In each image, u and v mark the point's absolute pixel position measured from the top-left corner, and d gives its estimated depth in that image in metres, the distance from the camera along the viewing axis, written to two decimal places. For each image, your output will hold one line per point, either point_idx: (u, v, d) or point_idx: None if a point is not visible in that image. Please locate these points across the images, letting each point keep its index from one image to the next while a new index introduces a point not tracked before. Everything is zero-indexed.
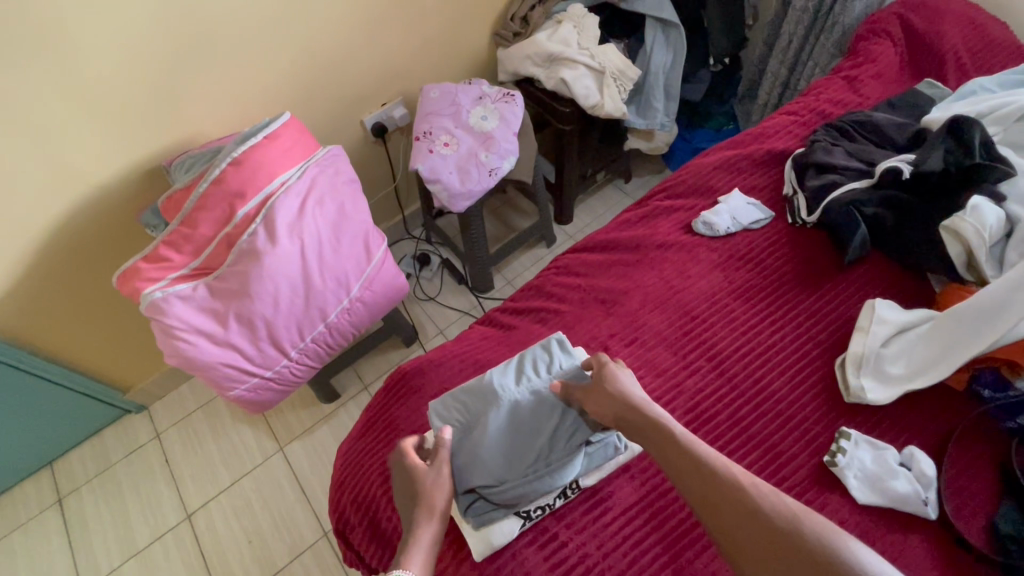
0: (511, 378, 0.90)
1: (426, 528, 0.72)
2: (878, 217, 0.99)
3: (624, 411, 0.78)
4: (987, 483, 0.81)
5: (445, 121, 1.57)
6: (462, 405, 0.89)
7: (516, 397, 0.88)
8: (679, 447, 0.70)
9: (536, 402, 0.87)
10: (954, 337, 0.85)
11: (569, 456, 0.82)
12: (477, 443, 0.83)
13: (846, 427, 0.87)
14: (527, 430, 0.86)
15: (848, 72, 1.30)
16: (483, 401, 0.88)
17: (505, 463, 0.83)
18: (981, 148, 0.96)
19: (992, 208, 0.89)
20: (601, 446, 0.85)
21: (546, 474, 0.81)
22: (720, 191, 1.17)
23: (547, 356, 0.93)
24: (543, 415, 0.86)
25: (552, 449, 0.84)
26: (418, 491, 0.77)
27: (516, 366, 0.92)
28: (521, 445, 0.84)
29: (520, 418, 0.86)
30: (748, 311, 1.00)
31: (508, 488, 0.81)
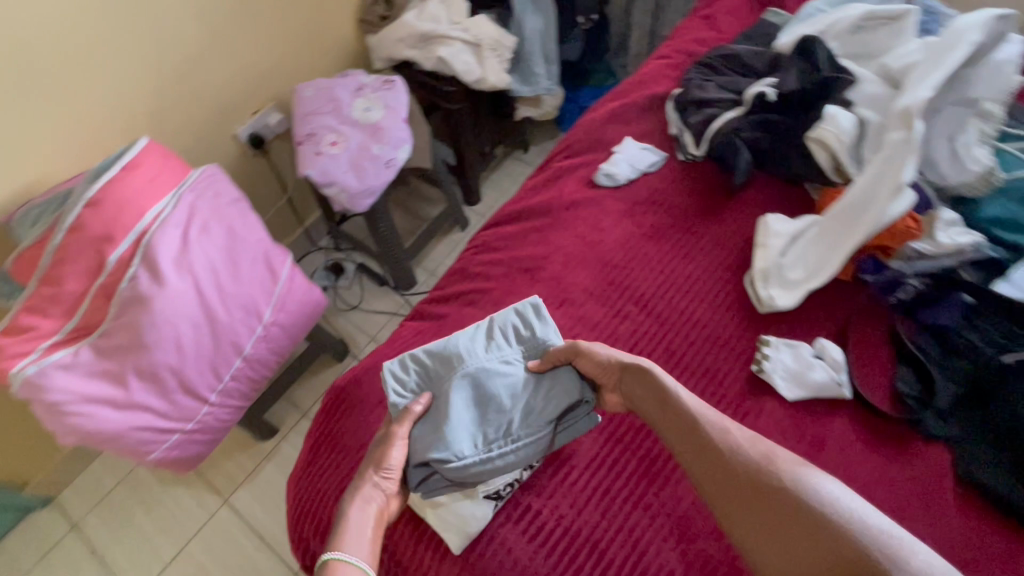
0: (481, 343, 0.88)
1: (362, 509, 0.72)
2: (756, 140, 1.08)
3: (626, 367, 0.79)
4: (885, 356, 0.93)
5: (327, 120, 1.48)
6: (425, 375, 0.86)
7: (483, 364, 0.85)
8: (667, 403, 0.74)
9: (506, 372, 0.84)
10: (838, 235, 0.95)
11: (534, 426, 0.81)
12: (439, 413, 0.80)
13: (765, 335, 0.95)
14: (490, 401, 0.82)
15: (704, 13, 1.39)
16: (447, 365, 0.85)
17: (463, 435, 0.79)
18: (827, 63, 1.06)
19: (845, 114, 0.98)
20: (573, 421, 0.83)
21: (510, 452, 0.79)
22: (614, 142, 1.20)
23: (520, 324, 0.90)
24: (510, 384, 0.83)
25: (515, 417, 0.81)
26: (368, 463, 0.78)
27: (486, 332, 0.90)
28: (482, 415, 0.82)
29: (486, 388, 0.83)
30: (661, 250, 1.05)
31: (467, 466, 0.77)
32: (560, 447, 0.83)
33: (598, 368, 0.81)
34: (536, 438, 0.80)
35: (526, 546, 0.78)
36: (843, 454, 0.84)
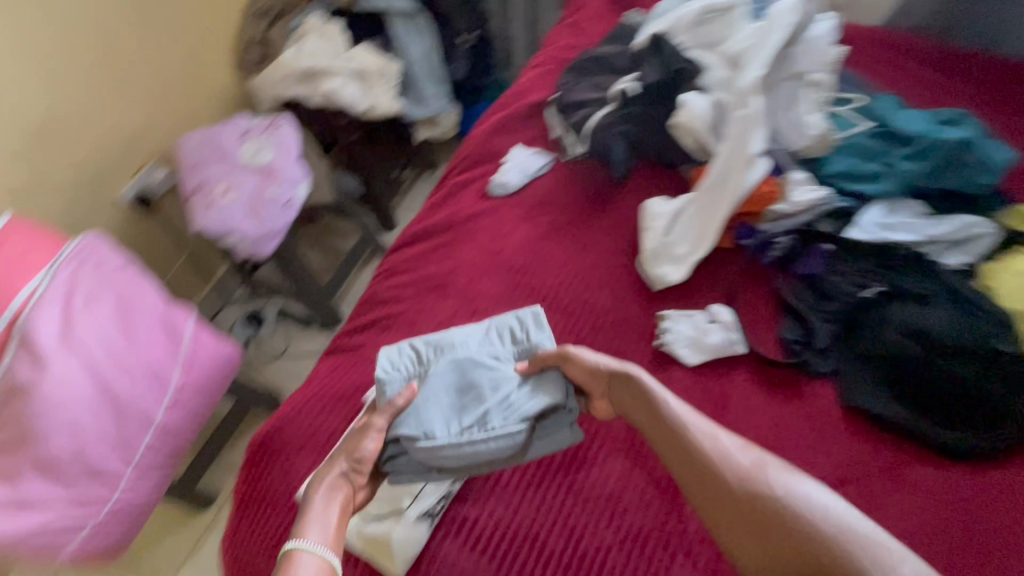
0: (477, 338, 0.90)
1: (328, 494, 0.74)
2: (629, 132, 1.15)
3: (617, 375, 0.81)
4: (770, 310, 1.02)
5: (215, 169, 1.44)
6: (414, 361, 0.89)
7: (470, 357, 0.86)
8: (657, 418, 0.75)
9: (494, 368, 0.85)
10: (710, 208, 1.05)
11: (507, 424, 0.80)
12: (419, 398, 0.83)
13: (662, 310, 1.01)
14: (469, 393, 0.83)
15: (570, 20, 1.47)
16: (440, 354, 0.88)
17: (434, 421, 0.81)
18: (677, 56, 1.17)
19: (698, 99, 1.08)
20: (554, 421, 0.83)
21: (479, 441, 0.79)
22: (503, 152, 1.25)
23: (519, 321, 0.92)
24: (494, 380, 0.83)
25: (490, 414, 0.81)
26: (343, 448, 0.80)
27: (485, 329, 0.92)
28: (458, 406, 0.83)
29: (469, 377, 0.84)
30: (560, 247, 1.10)
31: (436, 451, 0.79)
32: (535, 451, 0.82)
33: (585, 375, 0.83)
34: (507, 436, 0.79)
35: (468, 555, 0.79)
36: (746, 406, 0.92)
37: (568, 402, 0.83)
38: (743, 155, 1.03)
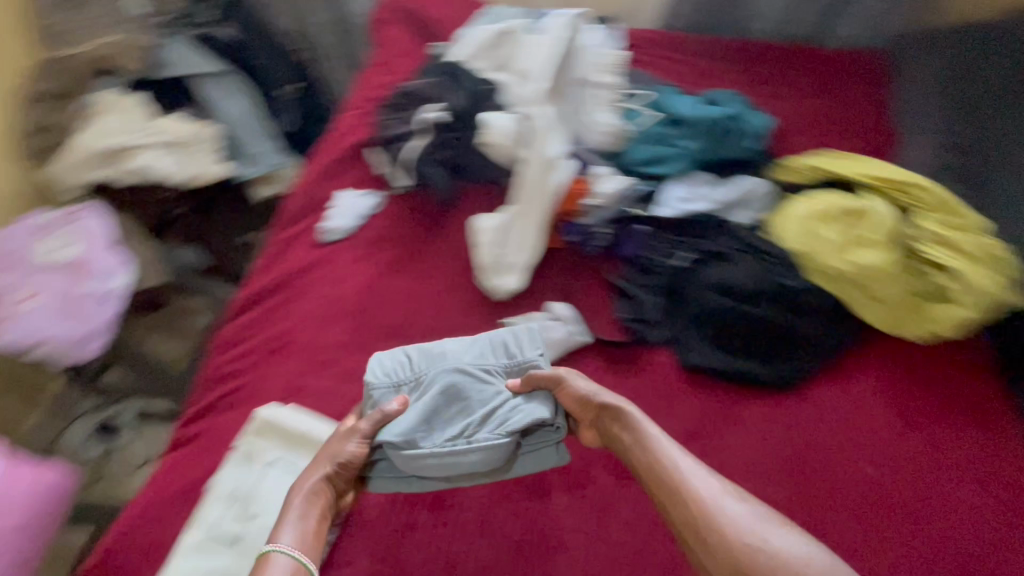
0: (468, 351, 0.93)
1: (307, 497, 0.79)
2: (450, 156, 1.19)
3: (613, 410, 0.80)
4: (604, 296, 1.11)
5: (9, 275, 1.27)
6: (408, 364, 0.91)
7: (468, 368, 0.90)
8: (656, 466, 0.72)
9: (484, 385, 0.89)
10: (529, 213, 1.09)
11: (493, 441, 0.85)
12: (406, 413, 0.86)
13: (507, 318, 1.06)
14: (463, 405, 0.88)
15: (380, 60, 1.50)
16: (432, 365, 0.91)
17: (425, 432, 0.85)
18: (475, 81, 1.23)
19: (499, 116, 1.12)
20: (539, 436, 0.89)
21: (461, 454, 0.84)
22: (329, 198, 1.23)
23: (513, 329, 0.95)
24: (484, 398, 0.88)
25: (477, 431, 0.85)
26: (329, 449, 0.84)
27: (478, 339, 0.95)
28: (449, 416, 0.87)
29: (459, 390, 0.88)
30: (400, 280, 1.10)
31: (416, 463, 0.84)
32: (518, 467, 0.89)
33: (577, 404, 0.85)
34: (490, 453, 0.85)
35: None
36: None
37: (556, 419, 0.87)
38: (543, 159, 1.10)
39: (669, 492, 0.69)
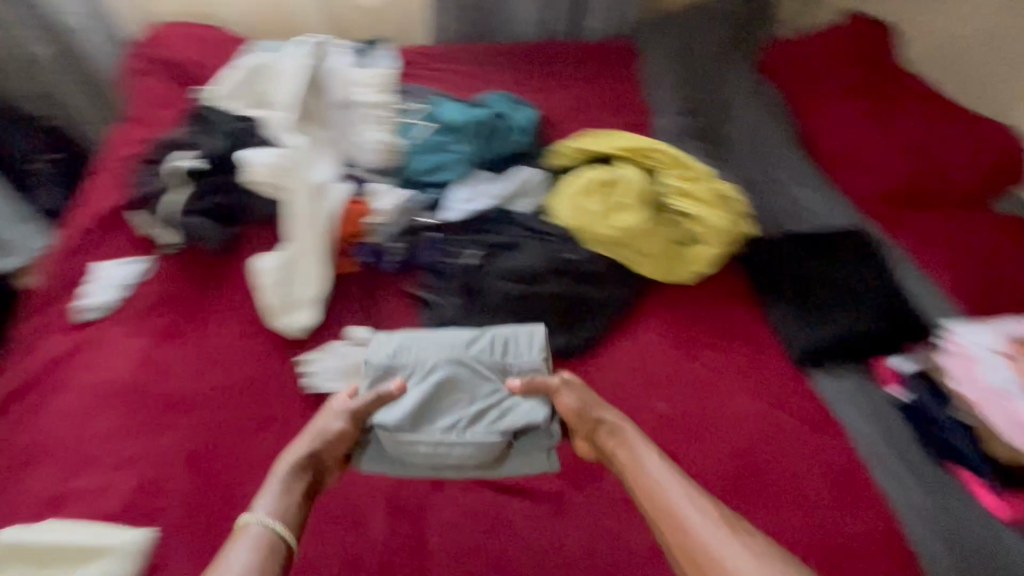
0: (470, 349, 0.97)
1: (286, 474, 0.82)
2: (218, 202, 1.12)
3: (612, 427, 0.87)
4: (408, 309, 1.11)
5: None
6: (410, 347, 0.97)
7: (467, 360, 0.95)
8: (653, 493, 0.80)
9: (481, 385, 0.94)
10: (307, 244, 1.06)
11: (484, 437, 0.90)
12: (401, 402, 0.91)
13: (302, 356, 1.01)
14: (459, 396, 0.93)
15: (134, 116, 1.37)
16: (433, 358, 0.96)
17: (420, 421, 0.91)
18: (231, 121, 1.18)
19: (253, 152, 1.07)
20: (532, 440, 0.94)
21: (447, 447, 0.89)
22: (82, 276, 1.10)
23: (506, 329, 1.00)
24: (480, 396, 0.93)
25: (470, 426, 0.91)
26: (315, 422, 0.89)
27: (484, 340, 0.98)
28: (444, 405, 0.93)
29: (457, 381, 0.94)
30: (178, 348, 1.00)
31: (402, 448, 0.90)
32: (508, 466, 0.92)
33: (577, 410, 0.90)
34: (478, 449, 0.89)
35: None
36: None
37: (550, 426, 0.93)
38: (307, 188, 1.07)
39: (665, 509, 0.78)
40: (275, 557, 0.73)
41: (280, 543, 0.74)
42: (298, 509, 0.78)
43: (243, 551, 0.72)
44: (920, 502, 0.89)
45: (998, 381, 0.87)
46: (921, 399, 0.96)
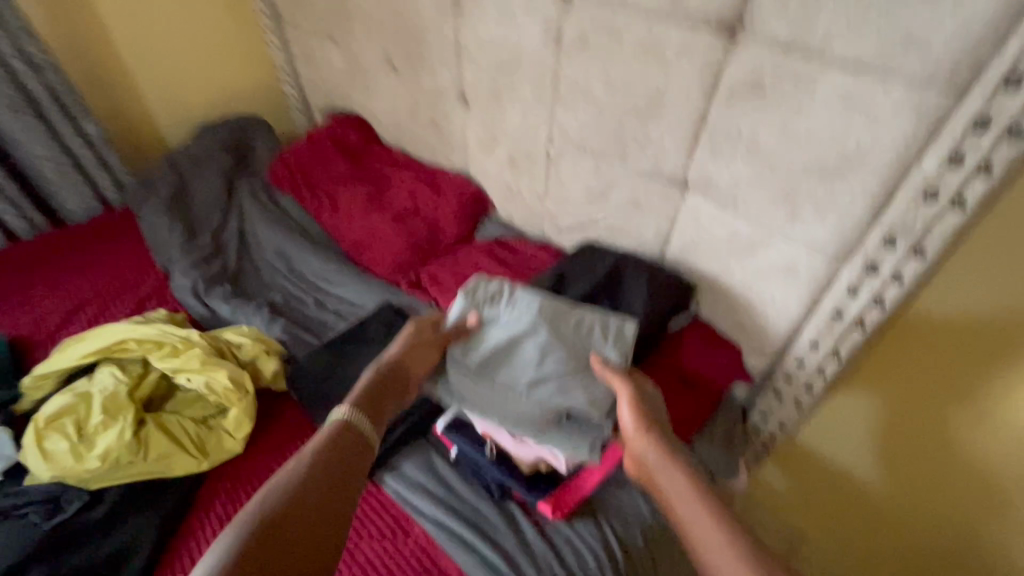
0: (563, 311, 0.95)
1: (368, 385, 0.85)
2: None
3: (656, 426, 0.83)
4: None
5: None
6: (501, 295, 0.98)
7: (550, 326, 0.92)
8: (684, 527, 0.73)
9: (558, 356, 0.90)
10: None
11: (529, 406, 0.89)
12: (474, 343, 0.94)
13: None
14: (528, 357, 0.91)
15: None
16: (530, 310, 0.94)
17: (481, 367, 0.92)
18: None
19: None
20: (586, 421, 0.90)
21: (497, 398, 0.91)
22: None
23: (602, 313, 0.96)
24: (550, 364, 0.89)
25: (529, 393, 0.89)
26: (417, 344, 0.91)
27: (584, 317, 0.95)
28: (511, 365, 0.92)
29: (543, 343, 0.90)
30: None
31: (459, 384, 0.92)
32: (552, 441, 0.89)
33: (649, 413, 0.84)
34: (522, 411, 0.90)
35: None
36: None
37: (594, 414, 0.87)
38: None
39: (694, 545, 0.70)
40: (344, 445, 0.77)
41: (357, 435, 0.79)
42: (375, 405, 0.84)
43: (329, 427, 0.79)
44: (489, 552, 0.87)
45: (481, 422, 0.94)
46: (460, 446, 0.96)
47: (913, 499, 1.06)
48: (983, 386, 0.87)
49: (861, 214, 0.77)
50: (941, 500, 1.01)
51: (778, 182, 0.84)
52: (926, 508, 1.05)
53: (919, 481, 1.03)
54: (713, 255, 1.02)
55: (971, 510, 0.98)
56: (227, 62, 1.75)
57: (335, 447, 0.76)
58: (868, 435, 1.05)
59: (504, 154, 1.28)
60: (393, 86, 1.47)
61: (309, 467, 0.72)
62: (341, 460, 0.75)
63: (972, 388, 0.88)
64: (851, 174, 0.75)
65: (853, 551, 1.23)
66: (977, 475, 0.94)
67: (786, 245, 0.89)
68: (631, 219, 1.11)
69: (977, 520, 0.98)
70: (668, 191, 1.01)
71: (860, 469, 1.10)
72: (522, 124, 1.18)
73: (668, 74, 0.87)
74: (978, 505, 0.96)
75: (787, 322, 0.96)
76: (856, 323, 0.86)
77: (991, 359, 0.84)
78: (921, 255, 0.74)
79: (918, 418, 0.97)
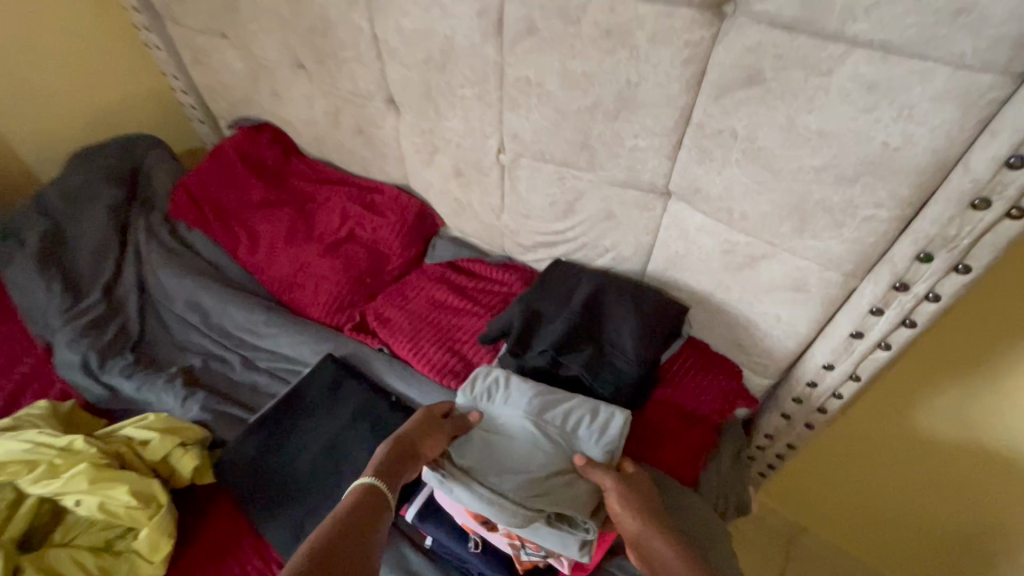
0: (552, 402, 0.82)
1: (380, 463, 0.74)
2: None
3: (651, 516, 0.73)
4: None
5: None
6: (498, 387, 0.86)
7: (536, 423, 0.80)
8: None
9: (543, 451, 0.78)
10: None
11: (515, 502, 0.72)
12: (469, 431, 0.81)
13: None
14: (521, 447, 0.79)
15: None
16: (522, 400, 0.82)
17: (472, 459, 0.77)
18: None
19: None
20: (574, 521, 0.76)
21: (483, 488, 0.74)
22: None
23: (592, 403, 0.82)
24: (539, 459, 0.77)
25: (518, 492, 0.73)
26: (421, 428, 0.78)
27: (575, 408, 0.82)
28: (501, 458, 0.78)
29: (532, 436, 0.79)
30: None
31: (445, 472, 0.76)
32: (538, 537, 0.74)
33: (646, 509, 0.73)
34: (504, 503, 0.72)
35: None
36: None
37: (579, 516, 0.74)
38: None
39: None
40: (365, 511, 0.69)
41: (378, 506, 0.71)
42: (397, 472, 0.74)
43: (352, 492, 0.71)
44: None
45: (461, 512, 0.79)
46: (435, 537, 0.81)
47: (928, 493, 1.02)
48: (1000, 380, 0.81)
49: (888, 224, 0.64)
50: (954, 491, 0.98)
51: (782, 190, 0.70)
52: (974, 500, 0.97)
53: (961, 484, 0.97)
54: (704, 270, 0.87)
55: (985, 497, 0.95)
56: (100, 69, 1.44)
57: (357, 514, 0.69)
58: (899, 455, 1.01)
59: (448, 164, 1.09)
60: (305, 89, 1.23)
61: (330, 534, 0.65)
62: (363, 528, 0.68)
63: (969, 387, 0.84)
64: (877, 177, 0.62)
65: (912, 557, 1.15)
66: (996, 464, 0.90)
67: (794, 259, 0.75)
68: (606, 232, 0.94)
69: (990, 505, 0.96)
70: (647, 201, 0.85)
71: (891, 485, 1.07)
72: (466, 130, 0.99)
73: (641, 64, 0.70)
74: (995, 492, 0.93)
75: (794, 342, 0.84)
76: (881, 345, 0.74)
77: (987, 359, 0.80)
78: (964, 272, 0.62)
79: (930, 424, 0.93)
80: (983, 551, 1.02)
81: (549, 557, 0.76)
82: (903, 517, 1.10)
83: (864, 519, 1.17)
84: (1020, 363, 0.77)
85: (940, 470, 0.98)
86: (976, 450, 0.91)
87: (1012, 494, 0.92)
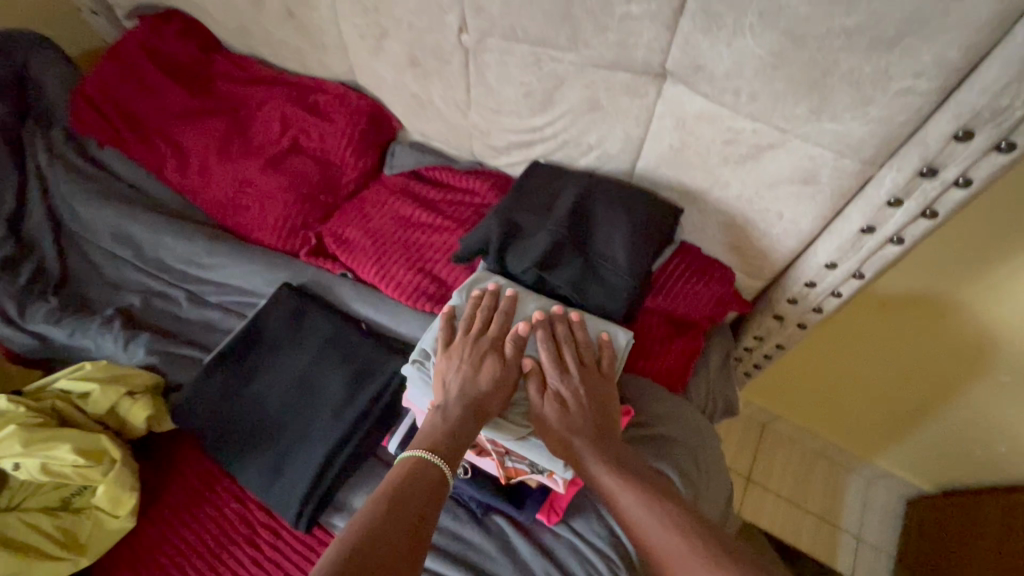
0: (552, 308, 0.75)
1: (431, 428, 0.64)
2: None
3: (594, 434, 0.65)
4: None
5: None
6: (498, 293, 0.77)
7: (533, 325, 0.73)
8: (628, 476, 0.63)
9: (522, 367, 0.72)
10: None
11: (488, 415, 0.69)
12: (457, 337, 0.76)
13: None
14: None
15: None
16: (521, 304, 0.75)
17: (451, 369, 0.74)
18: None
19: None
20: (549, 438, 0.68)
21: None
22: None
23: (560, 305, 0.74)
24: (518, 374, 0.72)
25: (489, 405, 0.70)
26: (480, 374, 0.68)
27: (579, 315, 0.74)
28: None
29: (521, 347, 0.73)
30: None
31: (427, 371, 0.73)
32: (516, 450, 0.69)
33: (605, 399, 0.69)
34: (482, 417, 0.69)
35: None
36: None
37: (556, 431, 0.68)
38: None
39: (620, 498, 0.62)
40: (422, 489, 0.59)
41: (433, 486, 0.60)
42: (459, 435, 0.63)
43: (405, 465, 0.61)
44: None
45: None
46: None
47: (894, 386, 1.09)
48: (993, 272, 0.80)
49: (925, 97, 0.55)
50: (916, 379, 1.05)
51: (802, 61, 0.59)
52: (933, 388, 1.04)
53: (924, 375, 1.03)
54: (701, 165, 0.76)
55: (946, 382, 1.02)
56: None
57: (413, 493, 0.58)
58: (874, 353, 1.04)
59: (400, 51, 0.91)
60: None
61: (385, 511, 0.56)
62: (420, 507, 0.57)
63: (954, 288, 0.85)
64: (923, 36, 0.52)
65: (870, 443, 1.25)
66: (970, 351, 0.93)
67: (806, 146, 0.66)
68: (590, 125, 0.81)
69: (947, 389, 1.03)
70: (638, 84, 0.73)
71: (862, 382, 1.12)
72: (420, 6, 0.81)
73: None
74: (958, 376, 0.99)
75: (795, 241, 0.77)
76: (893, 239, 0.69)
77: (979, 259, 0.80)
78: (1006, 151, 0.56)
79: (910, 324, 0.95)
80: (936, 431, 1.12)
81: (543, 475, 0.71)
82: (869, 409, 1.17)
83: (832, 413, 1.24)
84: (1009, 262, 0.78)
85: (910, 361, 1.02)
86: (957, 338, 0.93)
87: (968, 380, 0.99)
